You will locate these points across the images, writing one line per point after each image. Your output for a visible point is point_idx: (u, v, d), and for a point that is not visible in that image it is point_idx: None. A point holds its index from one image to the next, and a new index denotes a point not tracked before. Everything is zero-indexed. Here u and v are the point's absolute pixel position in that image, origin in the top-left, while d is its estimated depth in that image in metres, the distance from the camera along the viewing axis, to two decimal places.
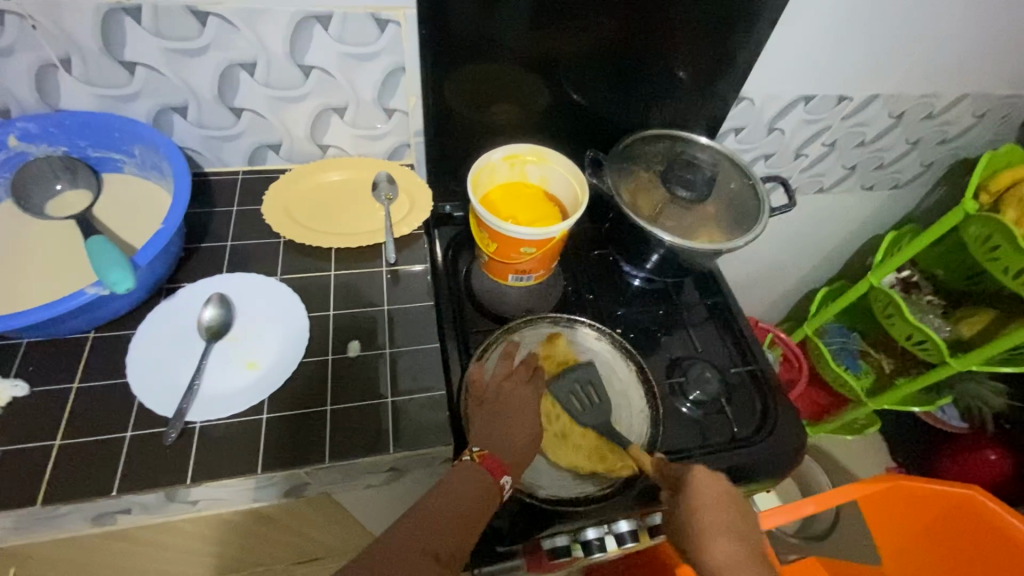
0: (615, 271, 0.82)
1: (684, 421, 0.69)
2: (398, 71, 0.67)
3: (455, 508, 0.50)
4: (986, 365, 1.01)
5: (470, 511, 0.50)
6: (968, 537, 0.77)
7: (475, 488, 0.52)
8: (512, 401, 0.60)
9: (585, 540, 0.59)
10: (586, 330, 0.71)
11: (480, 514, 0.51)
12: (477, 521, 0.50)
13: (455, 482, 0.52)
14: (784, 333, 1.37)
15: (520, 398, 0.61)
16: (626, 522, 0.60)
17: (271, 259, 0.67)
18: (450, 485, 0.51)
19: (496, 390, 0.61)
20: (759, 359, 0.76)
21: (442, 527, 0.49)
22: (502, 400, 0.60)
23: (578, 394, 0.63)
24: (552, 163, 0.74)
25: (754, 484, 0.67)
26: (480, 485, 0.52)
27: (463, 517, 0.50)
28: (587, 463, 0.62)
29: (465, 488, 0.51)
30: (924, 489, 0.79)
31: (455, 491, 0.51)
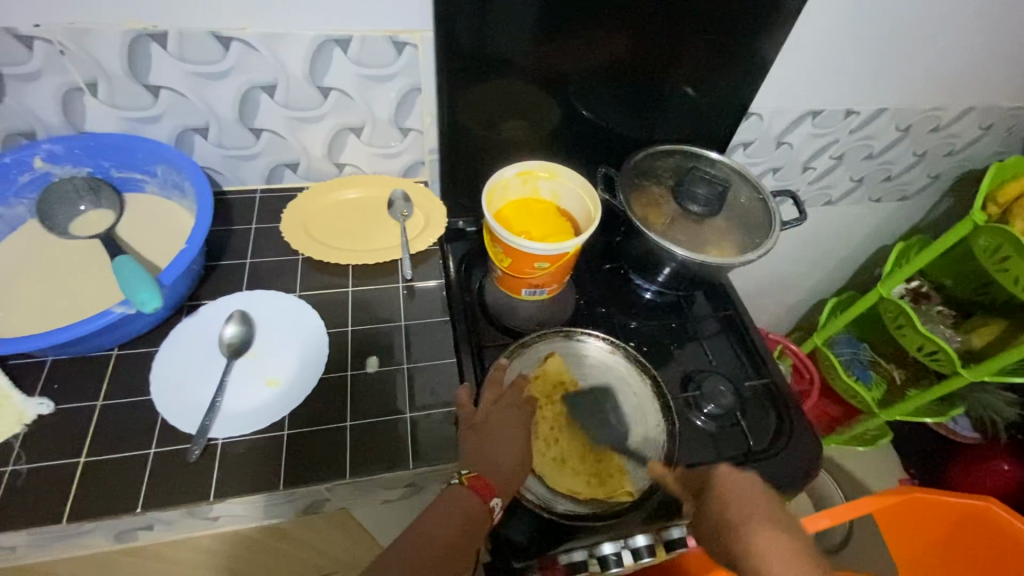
0: (626, 284, 0.83)
1: (700, 434, 0.69)
2: (413, 91, 0.68)
3: (447, 532, 0.50)
4: (998, 375, 1.00)
5: (461, 534, 0.50)
6: (983, 547, 0.77)
7: (464, 511, 0.52)
8: (503, 420, 0.59)
9: (600, 555, 0.59)
10: (599, 343, 0.71)
11: (469, 539, 0.51)
12: (471, 544, 0.51)
13: (446, 506, 0.52)
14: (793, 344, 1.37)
15: (510, 419, 0.60)
16: (641, 537, 0.60)
17: (290, 276, 0.68)
18: (441, 506, 0.52)
19: (484, 413, 0.59)
20: (770, 369, 0.76)
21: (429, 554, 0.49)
22: (495, 421, 0.58)
23: (592, 409, 0.66)
24: (564, 179, 0.75)
25: None
26: (469, 507, 0.52)
27: (454, 542, 0.50)
28: (586, 488, 0.61)
29: (454, 510, 0.51)
30: (936, 500, 0.78)
31: (441, 515, 0.51)
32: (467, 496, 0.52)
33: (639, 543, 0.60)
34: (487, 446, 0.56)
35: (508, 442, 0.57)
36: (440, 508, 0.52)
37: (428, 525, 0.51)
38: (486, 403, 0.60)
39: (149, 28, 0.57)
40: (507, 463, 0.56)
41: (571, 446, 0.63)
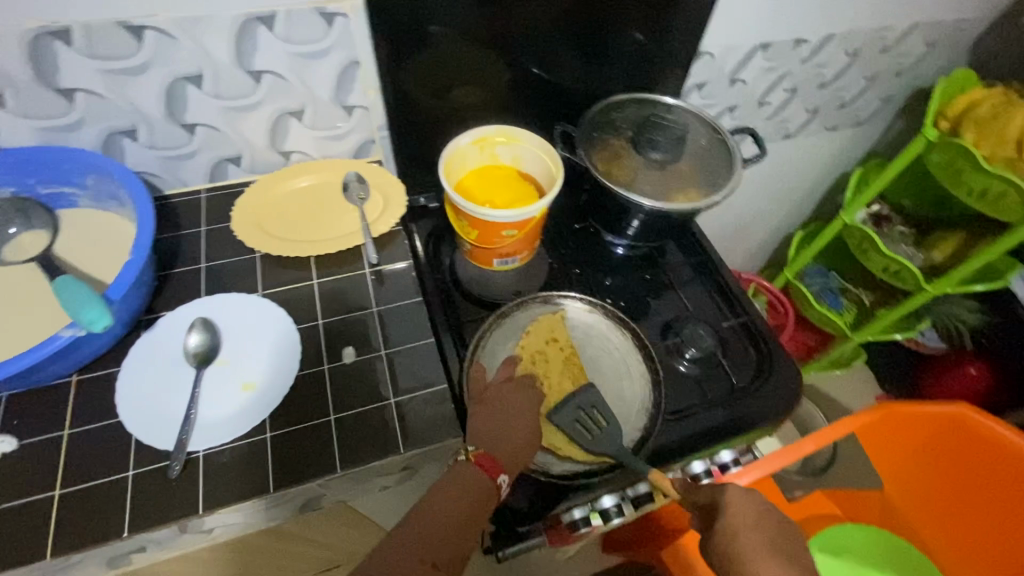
0: (598, 242, 0.82)
1: (685, 379, 0.70)
2: (351, 66, 0.65)
3: (456, 508, 0.50)
4: (960, 286, 1.05)
5: (469, 510, 0.50)
6: (964, 452, 0.80)
7: (472, 487, 0.52)
8: (515, 400, 0.59)
9: (602, 509, 0.60)
10: (577, 304, 0.70)
11: (472, 521, 0.50)
12: (471, 524, 0.50)
13: (450, 483, 0.51)
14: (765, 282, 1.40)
15: (521, 398, 0.60)
16: (642, 485, 0.62)
17: (250, 276, 0.65)
18: (445, 485, 0.51)
19: (494, 390, 0.60)
20: (743, 307, 0.78)
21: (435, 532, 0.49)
22: (505, 400, 0.59)
23: (583, 421, 0.60)
24: (522, 142, 0.73)
25: (753, 434, 0.69)
26: (476, 480, 0.52)
27: (455, 523, 0.49)
28: (563, 443, 0.62)
29: (465, 486, 0.51)
30: (918, 412, 0.81)
31: (454, 491, 0.51)
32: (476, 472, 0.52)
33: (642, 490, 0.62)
34: (493, 421, 0.56)
35: (523, 421, 0.58)
36: (451, 482, 0.51)
37: (437, 503, 0.50)
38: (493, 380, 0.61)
39: (49, 24, 0.52)
40: (515, 441, 0.56)
41: (553, 387, 0.64)
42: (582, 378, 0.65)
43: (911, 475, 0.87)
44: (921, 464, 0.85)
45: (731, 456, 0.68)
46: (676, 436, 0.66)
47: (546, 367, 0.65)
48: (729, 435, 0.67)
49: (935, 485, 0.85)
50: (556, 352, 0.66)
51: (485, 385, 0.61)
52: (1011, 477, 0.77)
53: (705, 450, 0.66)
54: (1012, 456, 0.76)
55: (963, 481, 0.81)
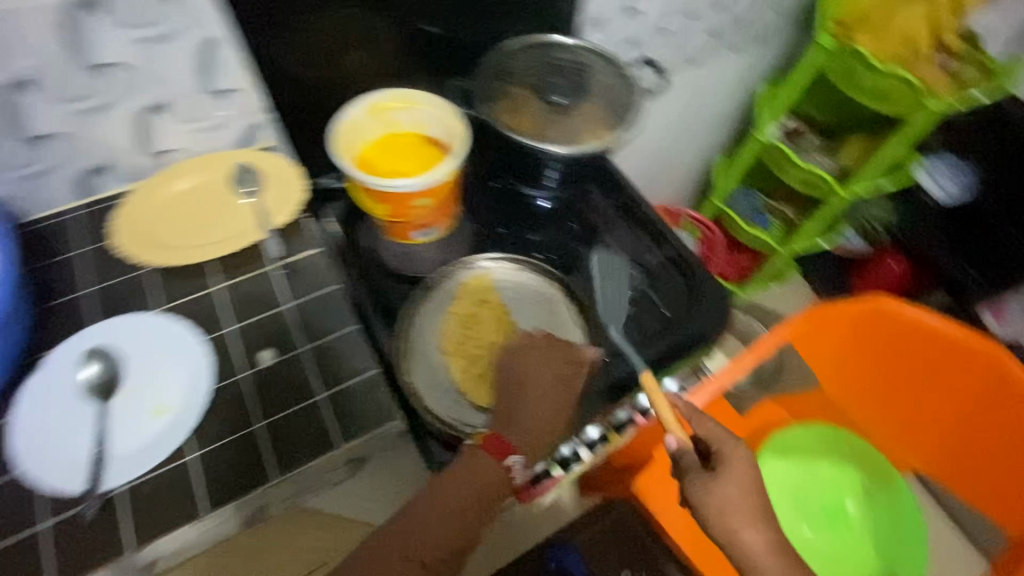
0: (518, 198, 0.80)
1: (623, 320, 0.70)
2: (211, 45, 0.58)
3: (459, 505, 0.50)
4: (869, 186, 1.11)
5: (472, 507, 0.51)
6: (882, 337, 0.86)
7: (481, 482, 0.51)
8: (533, 373, 0.56)
9: (561, 458, 0.61)
10: (506, 265, 0.69)
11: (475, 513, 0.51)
12: (472, 517, 0.51)
13: (458, 471, 0.52)
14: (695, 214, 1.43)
15: (540, 370, 0.57)
16: (594, 428, 0.63)
17: (145, 293, 0.60)
18: (455, 473, 0.52)
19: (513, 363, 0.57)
20: (665, 241, 0.77)
21: (430, 528, 0.49)
22: (520, 376, 0.56)
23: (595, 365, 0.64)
24: (419, 105, 0.68)
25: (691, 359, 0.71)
26: (485, 474, 0.52)
27: (458, 517, 0.50)
28: None
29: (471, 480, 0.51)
30: (837, 309, 0.86)
31: (461, 486, 0.51)
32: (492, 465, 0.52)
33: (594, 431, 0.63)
34: (510, 401, 0.55)
35: (541, 398, 0.55)
36: (457, 477, 0.51)
37: (437, 498, 0.50)
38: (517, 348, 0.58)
39: None
40: (530, 422, 0.54)
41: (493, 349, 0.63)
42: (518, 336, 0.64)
43: (841, 369, 0.92)
44: (847, 357, 0.91)
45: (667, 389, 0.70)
46: (619, 376, 0.65)
47: (481, 331, 0.64)
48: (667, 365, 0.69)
49: (862, 374, 0.91)
50: (489, 315, 0.65)
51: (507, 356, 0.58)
52: (921, 348, 0.84)
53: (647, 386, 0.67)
54: (919, 330, 0.83)
55: (890, 365, 0.88)
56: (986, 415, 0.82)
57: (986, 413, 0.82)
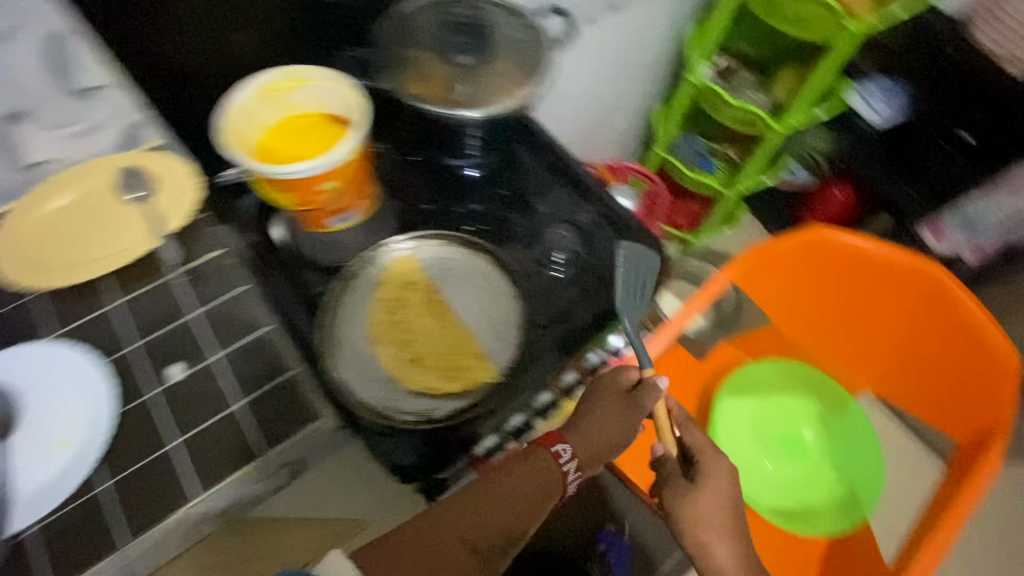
0: (442, 170, 0.76)
1: (563, 283, 0.68)
2: (57, 38, 0.61)
3: (515, 496, 0.56)
4: (803, 117, 1.10)
5: (528, 502, 0.57)
6: (820, 265, 0.89)
7: (538, 480, 0.58)
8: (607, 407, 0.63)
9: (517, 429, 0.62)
10: (432, 242, 0.65)
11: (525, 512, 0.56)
12: (524, 512, 0.57)
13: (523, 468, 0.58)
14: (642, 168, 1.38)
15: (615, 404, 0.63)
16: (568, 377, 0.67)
17: (34, 321, 0.56)
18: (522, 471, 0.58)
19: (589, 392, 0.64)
20: (594, 194, 0.75)
21: (480, 520, 0.55)
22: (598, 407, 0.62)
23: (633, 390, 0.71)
24: (313, 82, 0.64)
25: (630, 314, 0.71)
26: (542, 472, 0.58)
27: (516, 505, 0.56)
28: (440, 382, 0.57)
29: (530, 475, 0.58)
30: (777, 245, 0.87)
31: (521, 478, 0.57)
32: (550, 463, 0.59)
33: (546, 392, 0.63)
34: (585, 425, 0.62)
35: (615, 423, 0.62)
36: (518, 473, 0.57)
37: (495, 489, 0.56)
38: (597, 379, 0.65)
39: None
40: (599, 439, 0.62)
41: (422, 331, 0.60)
42: (448, 314, 0.61)
43: (788, 303, 0.94)
44: (792, 290, 0.92)
45: (598, 357, 0.71)
46: (562, 339, 0.63)
47: (408, 314, 0.61)
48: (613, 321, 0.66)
49: (807, 304, 0.94)
50: (415, 297, 0.62)
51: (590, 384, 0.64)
52: (856, 270, 0.87)
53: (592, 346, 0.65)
54: (853, 254, 0.86)
55: (832, 294, 0.91)
56: (922, 329, 0.86)
57: (922, 328, 0.86)
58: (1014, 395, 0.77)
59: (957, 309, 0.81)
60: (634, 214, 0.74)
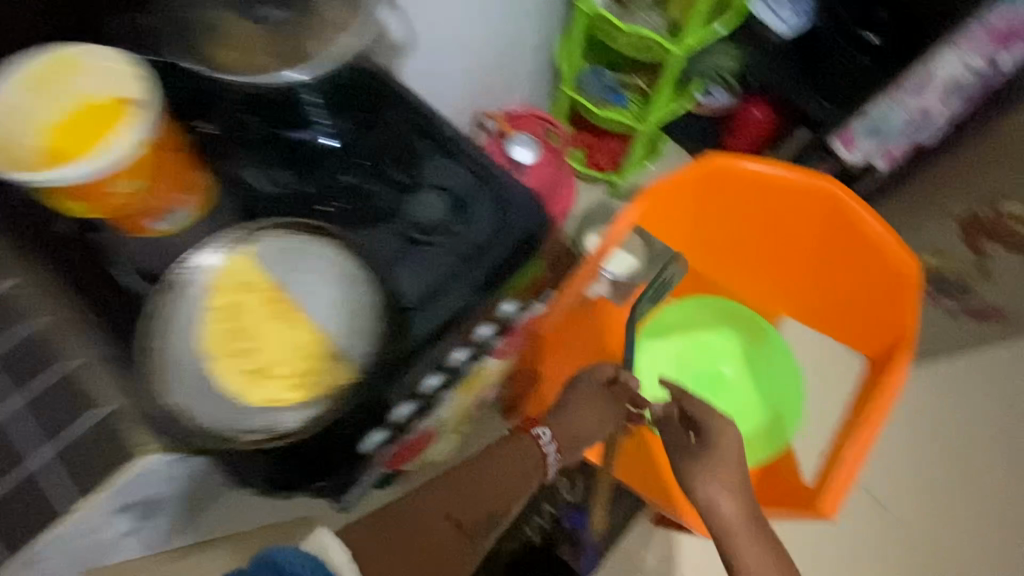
0: (287, 142, 0.66)
1: (440, 256, 0.65)
2: None
3: (502, 477, 0.78)
4: (700, 37, 1.03)
5: (512, 479, 0.78)
6: (724, 195, 0.86)
7: (523, 460, 0.79)
8: (592, 403, 0.82)
9: (400, 416, 0.63)
10: (275, 234, 0.57)
11: (507, 486, 0.77)
12: (506, 485, 0.77)
13: (511, 452, 0.80)
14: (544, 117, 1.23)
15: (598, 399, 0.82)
16: (456, 354, 0.65)
17: None
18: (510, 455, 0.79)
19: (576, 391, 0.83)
20: (457, 148, 0.68)
21: (465, 499, 0.75)
22: (583, 402, 0.82)
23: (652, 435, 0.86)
24: (88, 65, 0.54)
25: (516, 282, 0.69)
26: (526, 454, 0.80)
27: (499, 482, 0.77)
28: (291, 392, 0.52)
29: (519, 457, 0.79)
30: (678, 181, 0.83)
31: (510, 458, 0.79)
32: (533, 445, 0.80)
33: (428, 351, 0.62)
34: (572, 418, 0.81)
35: (597, 411, 0.81)
36: (504, 459, 0.79)
37: (484, 474, 0.77)
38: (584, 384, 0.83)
39: None
40: (581, 425, 0.81)
41: (267, 336, 0.53)
42: (296, 315, 0.54)
43: (699, 237, 0.92)
44: (702, 224, 0.90)
45: (490, 329, 0.68)
46: (446, 316, 0.63)
47: (250, 320, 0.54)
48: (495, 287, 0.66)
49: (717, 236, 0.91)
50: (255, 300, 0.55)
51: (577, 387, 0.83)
52: (760, 198, 0.85)
53: (476, 316, 0.65)
54: (755, 183, 0.84)
55: (737, 222, 0.89)
56: (826, 247, 0.86)
57: (825, 246, 0.85)
58: (915, 298, 0.79)
59: (854, 223, 0.81)
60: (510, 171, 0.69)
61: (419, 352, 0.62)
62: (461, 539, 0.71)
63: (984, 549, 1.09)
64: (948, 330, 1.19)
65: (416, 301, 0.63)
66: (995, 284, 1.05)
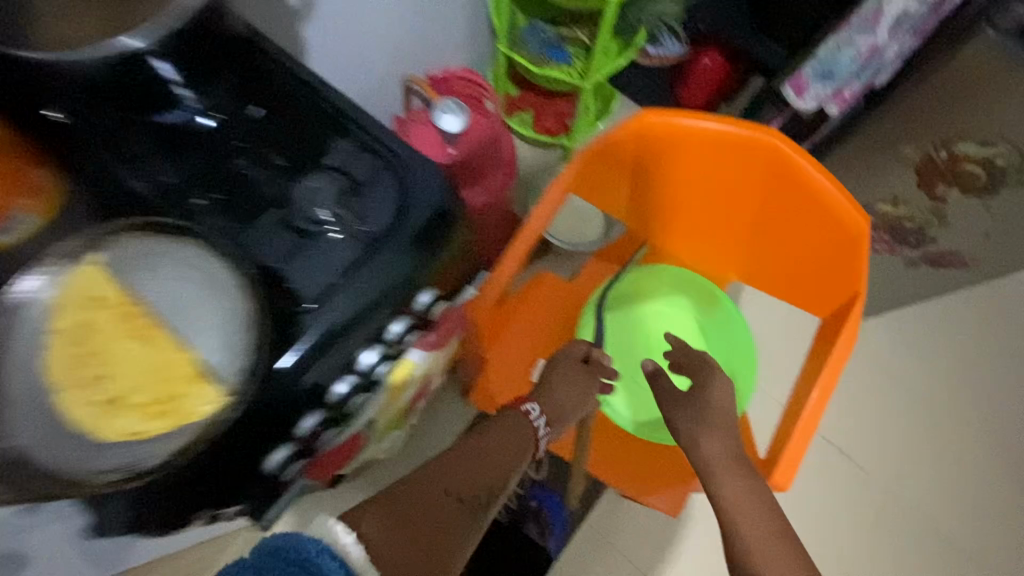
0: (147, 127, 0.56)
1: (339, 249, 0.58)
2: None
3: (498, 451, 0.76)
4: None
5: (510, 456, 0.76)
6: (660, 154, 0.81)
7: (518, 438, 0.78)
8: (571, 380, 0.85)
9: (307, 431, 0.57)
10: (129, 242, 0.49)
11: (510, 460, 0.76)
12: (508, 460, 0.75)
13: (507, 428, 0.79)
14: (475, 74, 1.08)
15: (575, 374, 0.85)
16: (366, 357, 0.60)
17: None
18: (509, 431, 0.78)
19: (554, 368, 0.86)
20: (349, 127, 0.62)
21: (465, 476, 0.72)
22: (562, 377, 0.84)
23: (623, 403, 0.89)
24: None
25: (433, 273, 0.62)
26: (523, 433, 0.79)
27: (503, 456, 0.75)
28: (151, 422, 0.46)
29: (511, 434, 0.78)
30: (609, 142, 0.78)
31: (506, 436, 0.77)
32: (525, 420, 0.79)
33: (330, 359, 0.55)
34: (558, 395, 0.83)
35: (578, 386, 0.84)
36: (500, 435, 0.78)
37: (483, 450, 0.75)
38: (562, 363, 0.86)
39: None
40: (562, 400, 0.83)
41: (123, 361, 0.47)
42: (157, 334, 0.48)
43: (640, 196, 0.88)
44: (639, 184, 0.86)
45: (402, 327, 0.62)
46: (336, 320, 0.55)
47: (102, 343, 0.47)
48: (405, 280, 0.59)
49: (659, 196, 0.87)
50: (109, 320, 0.47)
51: (555, 366, 0.86)
52: (699, 155, 0.80)
53: (383, 315, 0.58)
54: (691, 139, 0.78)
55: (682, 180, 0.84)
56: (774, 205, 0.80)
57: (772, 204, 0.80)
58: (865, 260, 0.74)
59: (802, 180, 0.76)
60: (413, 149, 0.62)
61: (318, 361, 0.54)
62: (461, 512, 0.67)
63: (933, 482, 1.14)
64: (906, 278, 1.17)
65: (310, 303, 0.55)
66: (952, 227, 1.02)
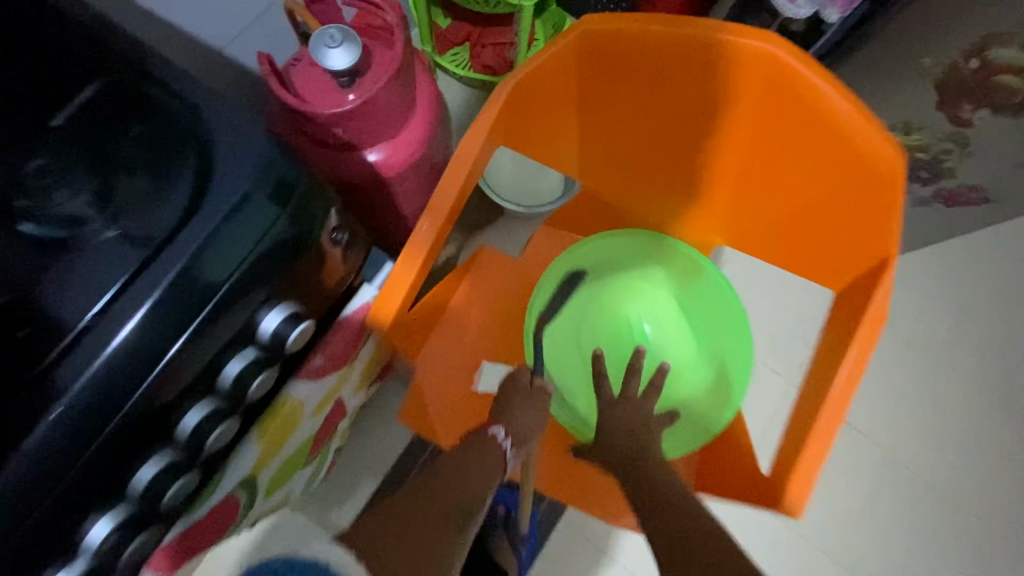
0: None
1: (109, 254, 0.37)
2: None
3: (458, 473, 0.57)
4: None
5: (483, 480, 0.57)
6: (615, 78, 0.62)
7: (486, 462, 0.59)
8: (524, 406, 0.64)
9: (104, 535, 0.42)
10: None
11: (485, 481, 0.57)
12: (481, 482, 0.57)
13: (477, 450, 0.60)
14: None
15: (527, 406, 0.64)
16: (187, 420, 0.43)
17: None
18: (476, 452, 0.60)
19: (504, 390, 0.65)
20: (114, 66, 0.40)
21: (446, 488, 0.56)
22: (512, 403, 0.64)
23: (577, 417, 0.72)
24: None
25: (285, 274, 0.44)
26: (489, 456, 0.59)
27: (477, 477, 0.57)
28: None
29: (474, 463, 0.59)
30: (545, 68, 0.59)
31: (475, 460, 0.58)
32: (492, 444, 0.60)
33: (105, 440, 0.38)
34: (517, 419, 0.63)
35: (537, 408, 0.64)
36: (470, 454, 0.59)
37: (456, 460, 0.59)
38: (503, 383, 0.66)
39: None
40: (530, 421, 0.63)
41: None
42: None
43: (602, 139, 0.70)
44: (597, 122, 0.68)
45: (241, 365, 0.45)
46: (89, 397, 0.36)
47: None
48: (225, 296, 0.41)
49: (624, 137, 0.69)
50: None
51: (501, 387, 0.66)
52: (665, 75, 0.62)
53: (193, 355, 0.40)
54: (652, 53, 0.60)
55: (643, 113, 0.66)
56: (766, 131, 0.63)
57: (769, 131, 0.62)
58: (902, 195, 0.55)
59: (800, 92, 0.57)
60: (235, 105, 0.40)
61: (88, 438, 0.37)
62: (445, 529, 0.52)
63: None
64: (913, 219, 1.00)
65: (57, 348, 0.36)
66: (975, 156, 0.83)
